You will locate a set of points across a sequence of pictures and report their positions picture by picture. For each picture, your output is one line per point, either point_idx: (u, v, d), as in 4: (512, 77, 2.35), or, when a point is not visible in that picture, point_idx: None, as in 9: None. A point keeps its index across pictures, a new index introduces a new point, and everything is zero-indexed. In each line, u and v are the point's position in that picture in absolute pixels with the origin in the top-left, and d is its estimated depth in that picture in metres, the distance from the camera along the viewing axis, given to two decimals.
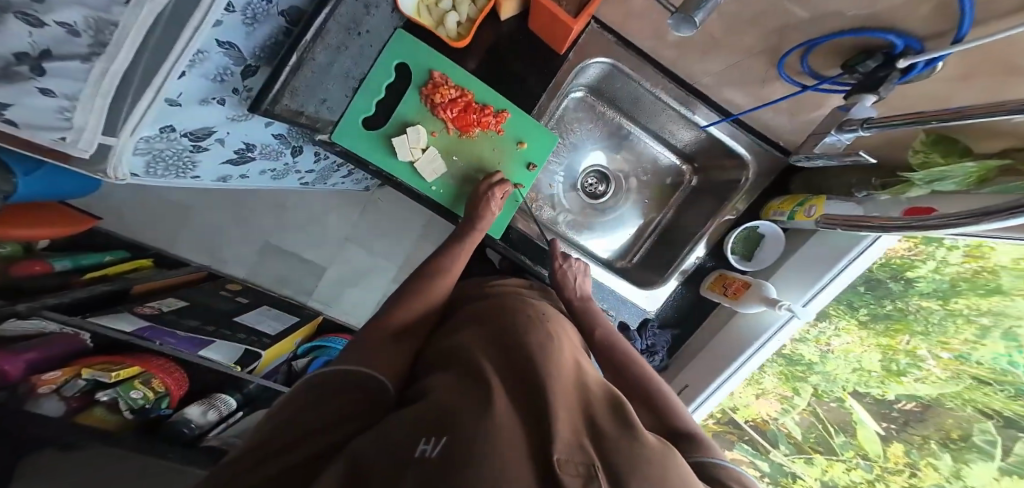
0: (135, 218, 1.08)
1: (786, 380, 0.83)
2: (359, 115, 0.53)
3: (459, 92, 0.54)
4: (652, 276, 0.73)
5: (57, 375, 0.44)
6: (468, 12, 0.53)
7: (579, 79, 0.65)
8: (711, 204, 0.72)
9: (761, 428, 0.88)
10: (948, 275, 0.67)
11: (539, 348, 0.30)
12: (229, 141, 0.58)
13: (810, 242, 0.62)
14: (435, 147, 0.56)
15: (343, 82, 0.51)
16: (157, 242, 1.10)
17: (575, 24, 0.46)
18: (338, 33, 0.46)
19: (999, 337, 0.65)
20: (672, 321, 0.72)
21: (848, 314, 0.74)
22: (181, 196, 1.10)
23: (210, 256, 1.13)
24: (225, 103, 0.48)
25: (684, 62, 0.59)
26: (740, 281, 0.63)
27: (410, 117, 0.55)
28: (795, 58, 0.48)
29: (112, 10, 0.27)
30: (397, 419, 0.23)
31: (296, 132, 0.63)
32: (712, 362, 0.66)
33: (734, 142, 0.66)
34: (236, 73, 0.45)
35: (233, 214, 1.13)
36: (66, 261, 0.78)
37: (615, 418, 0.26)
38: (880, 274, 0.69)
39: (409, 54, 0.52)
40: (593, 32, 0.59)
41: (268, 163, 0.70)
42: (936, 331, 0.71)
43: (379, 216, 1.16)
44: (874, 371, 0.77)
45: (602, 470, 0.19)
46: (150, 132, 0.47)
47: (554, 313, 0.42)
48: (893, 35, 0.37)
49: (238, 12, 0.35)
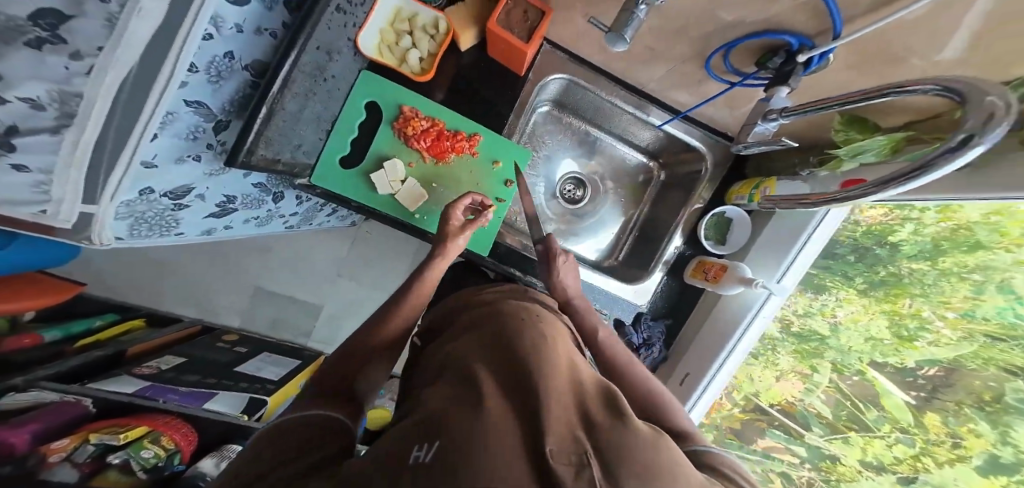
0: (122, 280, 1.08)
1: (802, 358, 0.72)
2: (335, 156, 0.55)
3: (429, 122, 0.57)
4: (637, 271, 0.74)
5: (66, 443, 0.47)
6: (428, 47, 0.55)
7: (542, 96, 0.68)
8: (680, 196, 0.74)
9: (789, 412, 0.74)
10: (928, 235, 0.59)
11: (531, 348, 0.30)
12: (210, 194, 0.58)
13: (772, 223, 0.63)
14: (414, 177, 0.57)
15: (314, 125, 0.53)
16: (147, 301, 1.09)
17: (529, 49, 0.50)
18: (305, 81, 0.47)
19: (995, 290, 0.55)
20: (663, 311, 0.72)
21: (845, 284, 0.68)
22: (166, 252, 1.09)
23: (205, 310, 1.11)
24: (201, 159, 0.49)
25: (631, 72, 0.63)
26: (718, 265, 0.64)
27: (386, 150, 0.57)
28: (719, 58, 0.51)
29: (73, 81, 0.29)
30: (388, 432, 0.22)
31: (275, 179, 0.63)
32: (703, 353, 0.64)
33: (689, 137, 0.69)
34: (209, 129, 0.46)
35: (223, 264, 1.12)
36: (58, 331, 0.77)
37: (610, 408, 0.26)
38: (866, 242, 0.65)
39: (378, 93, 0.56)
40: (547, 53, 0.63)
41: (251, 212, 0.70)
42: (933, 290, 0.61)
43: (369, 249, 1.16)
44: (884, 339, 0.65)
45: (594, 458, 0.19)
46: (130, 195, 0.46)
47: (549, 314, 0.42)
48: (787, 35, 0.42)
49: (201, 71, 0.37)
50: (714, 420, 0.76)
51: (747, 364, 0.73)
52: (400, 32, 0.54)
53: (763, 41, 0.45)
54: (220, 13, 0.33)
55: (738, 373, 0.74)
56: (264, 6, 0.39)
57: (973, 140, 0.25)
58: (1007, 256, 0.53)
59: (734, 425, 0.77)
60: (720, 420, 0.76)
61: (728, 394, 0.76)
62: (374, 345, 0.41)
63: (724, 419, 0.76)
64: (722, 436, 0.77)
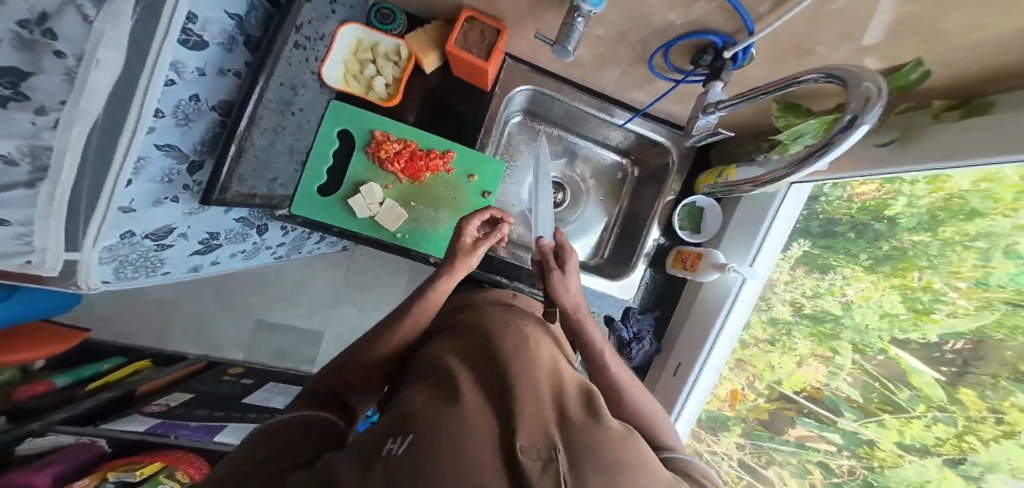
0: (124, 323, 1.07)
1: (820, 341, 0.64)
2: (313, 185, 0.57)
3: (402, 144, 0.58)
4: (621, 268, 0.75)
5: (87, 481, 0.51)
6: (393, 73, 0.57)
7: (511, 107, 0.70)
8: (653, 189, 0.75)
9: (817, 399, 0.64)
10: (924, 207, 0.51)
11: (513, 357, 0.32)
12: (193, 233, 0.59)
13: (739, 207, 0.67)
14: (391, 198, 0.59)
15: (287, 158, 0.55)
16: (150, 342, 1.08)
17: (490, 65, 0.52)
18: (272, 116, 0.49)
19: (1001, 257, 0.45)
20: (650, 304, 0.75)
21: (849, 261, 0.61)
22: (165, 292, 1.09)
23: (208, 346, 1.10)
24: (179, 200, 0.51)
25: (590, 75, 0.64)
26: (694, 253, 0.66)
27: (361, 175, 0.58)
28: (660, 58, 0.51)
29: (42, 135, 0.32)
30: (370, 432, 0.23)
31: (256, 212, 0.63)
32: (691, 342, 0.66)
33: (655, 134, 0.71)
34: (183, 171, 0.48)
35: (220, 299, 1.11)
36: (69, 377, 0.77)
37: (587, 410, 0.28)
38: (863, 219, 0.59)
39: (349, 121, 0.58)
40: (511, 67, 0.64)
41: (236, 246, 0.70)
42: (941, 261, 0.52)
43: (363, 273, 1.15)
44: (899, 314, 0.56)
45: (563, 453, 0.21)
46: (112, 239, 0.48)
47: (536, 325, 0.43)
48: (712, 34, 0.42)
49: (168, 115, 0.40)
50: (740, 412, 0.71)
51: (764, 352, 0.68)
52: (363, 62, 0.56)
53: (693, 40, 0.45)
54: (178, 59, 0.37)
55: (756, 360, 0.69)
56: (224, 49, 0.43)
57: (856, 123, 0.28)
58: (1006, 221, 0.44)
59: (763, 416, 0.69)
60: (747, 412, 0.70)
61: (750, 384, 0.69)
62: (368, 359, 0.40)
63: (751, 411, 0.70)
64: (751, 429, 0.70)
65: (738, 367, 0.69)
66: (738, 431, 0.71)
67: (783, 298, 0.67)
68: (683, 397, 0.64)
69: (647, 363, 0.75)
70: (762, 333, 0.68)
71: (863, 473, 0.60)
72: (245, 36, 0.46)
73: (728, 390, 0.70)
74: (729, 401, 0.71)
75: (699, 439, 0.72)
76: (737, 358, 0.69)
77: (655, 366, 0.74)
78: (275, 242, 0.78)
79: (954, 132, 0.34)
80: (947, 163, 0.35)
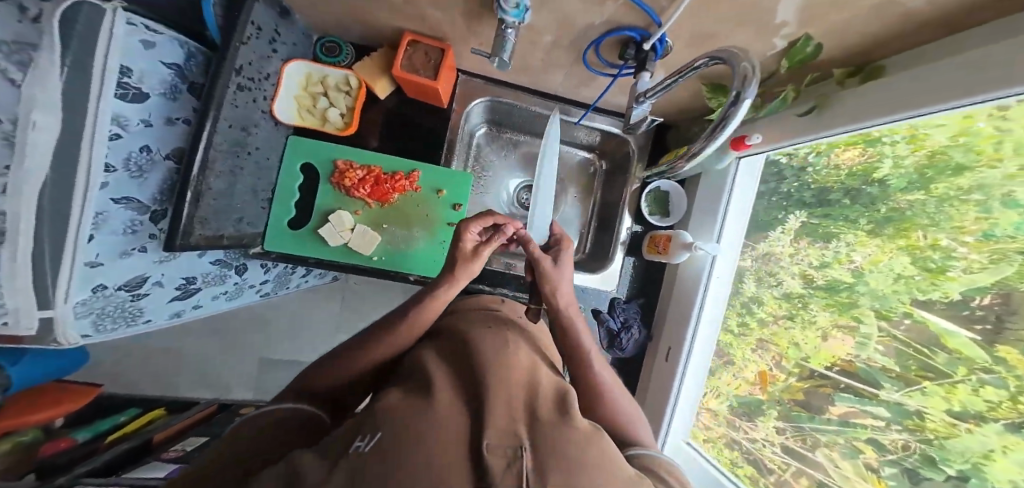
0: (132, 373, 1.06)
1: (840, 311, 0.62)
2: (283, 218, 0.67)
3: (363, 171, 0.68)
4: (600, 262, 0.88)
5: None
6: (344, 103, 0.69)
7: (472, 121, 0.81)
8: (621, 178, 0.88)
9: (851, 372, 0.60)
10: (910, 165, 0.52)
11: (491, 365, 0.34)
12: (168, 280, 0.59)
13: (698, 190, 0.82)
14: (360, 222, 0.68)
15: (247, 195, 0.61)
16: (160, 390, 1.07)
17: (438, 83, 0.63)
18: (225, 158, 0.52)
19: (1001, 208, 0.43)
20: (635, 292, 0.87)
21: (851, 227, 0.61)
22: (166, 339, 1.08)
23: (220, 389, 1.09)
24: (148, 249, 0.54)
25: (541, 79, 0.74)
26: (664, 237, 0.79)
27: (329, 205, 0.68)
28: (592, 56, 0.60)
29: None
30: (345, 432, 0.25)
31: (231, 252, 0.66)
32: (677, 319, 0.79)
33: (609, 126, 0.84)
34: (148, 222, 0.52)
35: (226, 345, 1.10)
36: (88, 431, 0.78)
37: (555, 413, 0.30)
38: (854, 184, 0.60)
39: (311, 156, 0.69)
40: (466, 82, 0.76)
41: (217, 287, 0.70)
42: (942, 217, 0.50)
43: (359, 300, 1.12)
44: (913, 276, 0.53)
45: (528, 452, 0.24)
46: (82, 295, 0.49)
47: (519, 334, 0.45)
48: (627, 30, 0.51)
49: (120, 169, 0.46)
50: (773, 394, 0.72)
51: (786, 328, 0.70)
52: (315, 97, 0.68)
53: (615, 38, 0.53)
54: (120, 113, 0.45)
55: (779, 338, 0.71)
56: (167, 98, 0.51)
57: (742, 96, 0.40)
58: (996, 172, 0.43)
59: (798, 397, 0.68)
60: (780, 394, 0.70)
61: (777, 363, 0.71)
62: (351, 368, 0.41)
63: (784, 392, 0.70)
64: (788, 411, 0.70)
65: (761, 346, 0.74)
66: (774, 413, 0.72)
67: (792, 271, 0.70)
68: (677, 379, 0.76)
69: (643, 350, 0.87)
70: (777, 308, 0.72)
71: (920, 447, 0.53)
72: (189, 84, 0.53)
73: (756, 372, 0.74)
74: (760, 384, 0.74)
75: (735, 427, 0.78)
76: (757, 338, 0.75)
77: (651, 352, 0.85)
78: (258, 281, 0.79)
79: (858, 94, 0.45)
80: (851, 124, 0.46)
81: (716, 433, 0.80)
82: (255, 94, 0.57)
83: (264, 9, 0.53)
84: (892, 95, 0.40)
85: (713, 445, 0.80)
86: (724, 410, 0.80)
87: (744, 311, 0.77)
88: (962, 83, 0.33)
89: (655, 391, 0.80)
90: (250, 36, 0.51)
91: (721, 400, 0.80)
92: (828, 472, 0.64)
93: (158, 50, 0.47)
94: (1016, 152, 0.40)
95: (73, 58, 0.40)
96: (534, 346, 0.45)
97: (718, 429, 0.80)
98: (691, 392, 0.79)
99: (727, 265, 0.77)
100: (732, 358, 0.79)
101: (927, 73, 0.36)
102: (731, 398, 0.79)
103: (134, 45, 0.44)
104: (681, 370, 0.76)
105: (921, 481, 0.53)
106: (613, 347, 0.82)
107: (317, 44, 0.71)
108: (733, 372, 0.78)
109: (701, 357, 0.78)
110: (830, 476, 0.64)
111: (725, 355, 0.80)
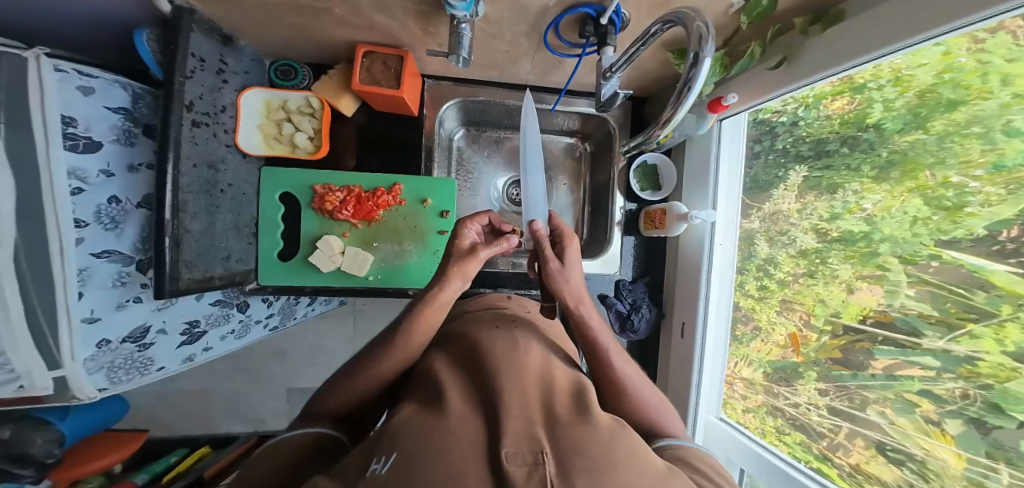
0: (165, 418, 1.08)
1: (861, 262, 0.59)
2: (273, 250, 0.73)
3: (343, 192, 0.73)
4: (597, 248, 0.88)
5: None
6: (311, 126, 0.72)
7: (447, 124, 0.83)
8: (607, 156, 0.88)
9: (886, 323, 0.57)
10: (902, 107, 0.52)
11: (504, 367, 0.33)
12: (171, 326, 0.61)
13: (689, 160, 0.81)
14: (351, 244, 0.74)
15: (229, 233, 0.63)
16: (196, 430, 1.09)
17: (403, 92, 0.64)
18: (198, 198, 0.53)
19: (1005, 138, 0.43)
20: (640, 272, 0.89)
21: (854, 176, 0.60)
22: (190, 382, 1.09)
23: (254, 422, 1.12)
24: (143, 299, 0.55)
25: (508, 70, 0.73)
26: (660, 211, 0.79)
27: (316, 229, 0.74)
28: (553, 38, 0.59)
29: None
30: (361, 452, 0.24)
31: (230, 290, 0.70)
32: (688, 290, 0.80)
33: (581, 108, 0.83)
34: (136, 272, 0.53)
35: (251, 381, 1.10)
36: (144, 473, 0.84)
37: (576, 412, 0.29)
38: (849, 132, 0.60)
39: (288, 185, 0.73)
40: (432, 86, 0.77)
41: (223, 327, 0.71)
42: (948, 154, 0.49)
43: (371, 322, 1.10)
44: (930, 217, 0.51)
45: (550, 457, 0.22)
46: (89, 351, 0.50)
47: (531, 331, 0.44)
48: (582, 7, 0.49)
49: (92, 222, 0.47)
50: (809, 356, 0.68)
51: (808, 286, 0.67)
52: (279, 121, 0.70)
53: (571, 16, 0.52)
54: (76, 166, 0.44)
55: (804, 296, 0.68)
56: (124, 144, 0.51)
57: (699, 56, 0.40)
58: (993, 103, 0.43)
59: (836, 355, 0.64)
60: (815, 354, 0.67)
61: (806, 323, 0.68)
62: (363, 386, 0.39)
63: (820, 352, 0.66)
64: (829, 370, 0.65)
65: (785, 307, 0.71)
66: (814, 375, 0.68)
67: (803, 228, 0.68)
68: (698, 351, 0.77)
69: (657, 327, 0.88)
70: (795, 267, 0.70)
71: (982, 394, 0.47)
72: (142, 126, 0.54)
73: (787, 335, 0.71)
74: (792, 346, 0.71)
75: (774, 395, 0.74)
76: (780, 299, 0.72)
77: (665, 331, 0.86)
78: (263, 315, 0.81)
79: (824, 39, 0.48)
80: (819, 75, 0.50)
81: (755, 402, 0.78)
82: (214, 129, 0.58)
83: (200, 38, 0.52)
84: (855, 38, 0.43)
85: (756, 415, 0.77)
86: (759, 378, 0.77)
87: (761, 273, 0.75)
88: (939, 13, 0.34)
89: (676, 367, 0.81)
90: (192, 69, 0.50)
91: (753, 367, 0.78)
92: (883, 429, 0.59)
93: (98, 96, 0.47)
94: (1004, 82, 0.41)
95: (7, 114, 0.40)
96: (547, 342, 0.43)
97: (757, 398, 0.77)
98: (714, 366, 0.81)
99: (727, 231, 0.79)
100: (759, 323, 0.76)
101: (892, 14, 0.39)
102: (764, 365, 0.76)
103: (71, 92, 0.44)
104: (699, 349, 0.77)
105: (990, 430, 0.47)
106: (625, 329, 0.83)
107: (271, 69, 0.73)
108: (762, 337, 0.75)
109: (715, 328, 0.79)
110: (887, 434, 0.58)
111: (750, 321, 0.77)
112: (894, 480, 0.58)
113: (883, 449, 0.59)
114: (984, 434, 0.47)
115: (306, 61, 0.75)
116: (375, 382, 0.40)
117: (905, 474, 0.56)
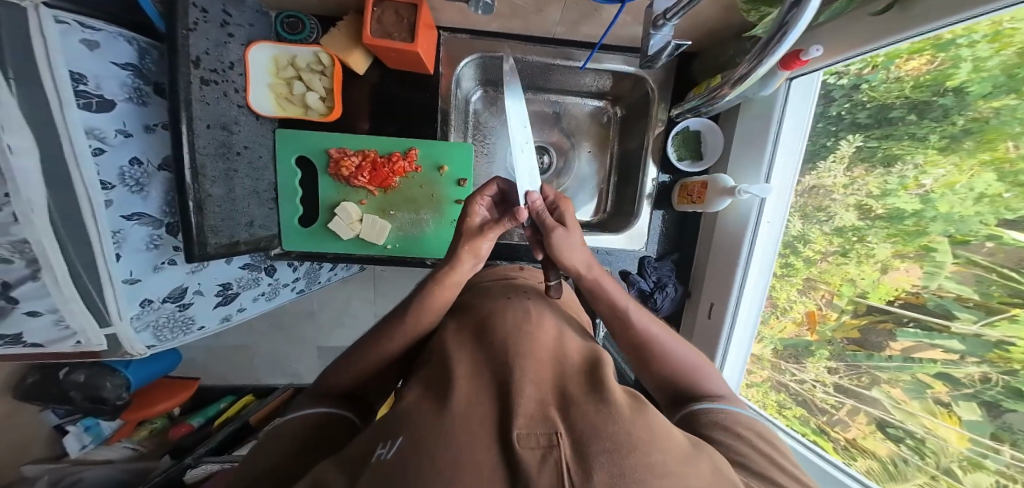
0: (214, 371, 1.19)
1: (904, 241, 0.55)
2: (292, 217, 0.75)
3: (358, 155, 0.73)
4: (623, 220, 0.84)
5: None
6: (320, 84, 0.70)
7: (465, 83, 0.80)
8: (640, 121, 0.82)
9: (917, 305, 0.54)
10: (995, 67, 0.44)
11: (516, 344, 0.32)
12: (206, 287, 0.67)
13: (737, 125, 0.73)
14: (368, 211, 0.74)
15: (250, 199, 0.65)
16: (241, 381, 1.20)
17: (416, 46, 0.60)
18: (215, 163, 0.54)
19: None
20: (668, 249, 0.85)
21: (918, 146, 0.53)
22: (231, 340, 1.17)
23: (292, 376, 1.22)
24: (177, 261, 0.60)
25: (529, 19, 0.67)
26: (699, 184, 0.73)
27: (335, 196, 0.75)
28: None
29: (13, 230, 0.43)
30: (373, 434, 0.25)
31: (256, 254, 0.73)
32: (722, 267, 0.74)
33: (614, 65, 0.76)
34: (166, 235, 0.57)
35: (286, 340, 1.18)
36: (201, 417, 0.98)
37: (595, 392, 0.28)
38: (921, 97, 0.52)
39: (303, 148, 0.73)
40: (448, 39, 0.73)
41: (254, 289, 0.77)
42: None
43: (388, 285, 1.13)
44: (1001, 194, 0.45)
45: (565, 438, 0.22)
46: (134, 310, 0.57)
47: (544, 304, 0.43)
48: None
49: (118, 185, 0.49)
50: (824, 334, 0.66)
51: (838, 265, 0.63)
52: (288, 79, 0.68)
53: None
54: (92, 125, 0.45)
55: (830, 276, 0.64)
56: (136, 104, 0.51)
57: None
58: None
59: (854, 335, 0.62)
60: (830, 333, 0.65)
61: (828, 302, 0.65)
62: (371, 361, 0.40)
63: (837, 331, 0.64)
64: (843, 351, 0.64)
65: (809, 286, 0.67)
66: (826, 354, 0.66)
67: (846, 204, 0.62)
68: (725, 333, 0.72)
69: (681, 305, 0.85)
70: (828, 245, 0.65)
71: (1004, 379, 0.48)
72: (152, 85, 0.53)
73: (805, 313, 0.68)
74: (807, 325, 0.68)
75: (781, 370, 0.73)
76: (804, 278, 0.67)
77: (689, 309, 0.83)
78: (290, 279, 0.85)
79: None
80: (917, 28, 0.41)
81: (760, 377, 0.76)
82: (223, 87, 0.57)
83: None
84: None
85: (758, 389, 0.76)
86: (768, 354, 0.74)
87: (789, 251, 0.69)
88: None
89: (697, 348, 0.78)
90: (197, 21, 0.48)
91: (764, 343, 0.74)
92: (886, 408, 0.61)
93: (103, 50, 0.45)
94: None
95: (19, 70, 0.39)
96: (562, 314, 0.43)
97: (762, 373, 0.75)
98: (739, 349, 0.73)
99: (780, 206, 0.67)
100: (776, 301, 0.71)
101: None
102: (776, 342, 0.73)
103: (77, 48, 0.43)
104: (727, 330, 0.72)
105: (1002, 413, 0.49)
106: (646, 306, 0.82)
107: (276, 22, 0.70)
108: (777, 314, 0.71)
109: (752, 309, 0.72)
110: (890, 413, 0.60)
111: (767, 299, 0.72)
112: (887, 455, 0.60)
113: (883, 425, 0.61)
114: (994, 416, 0.49)
115: (312, 12, 0.71)
116: (385, 356, 0.41)
117: (900, 450, 0.59)
